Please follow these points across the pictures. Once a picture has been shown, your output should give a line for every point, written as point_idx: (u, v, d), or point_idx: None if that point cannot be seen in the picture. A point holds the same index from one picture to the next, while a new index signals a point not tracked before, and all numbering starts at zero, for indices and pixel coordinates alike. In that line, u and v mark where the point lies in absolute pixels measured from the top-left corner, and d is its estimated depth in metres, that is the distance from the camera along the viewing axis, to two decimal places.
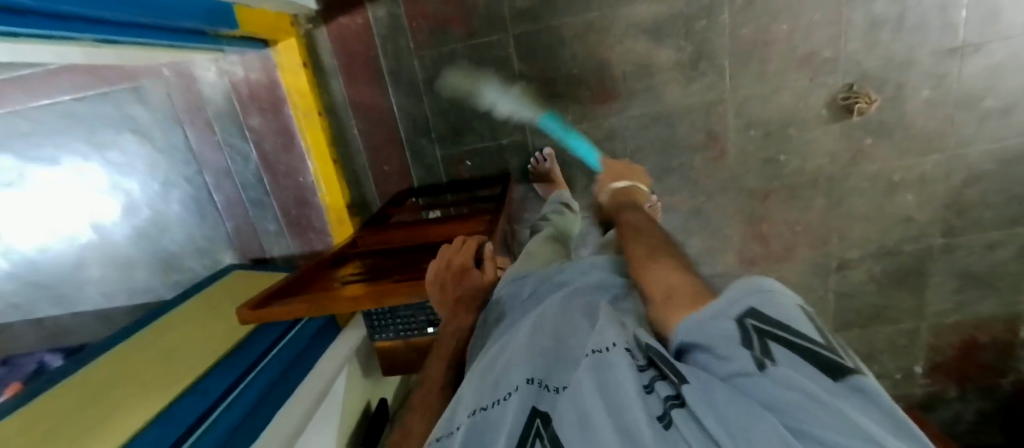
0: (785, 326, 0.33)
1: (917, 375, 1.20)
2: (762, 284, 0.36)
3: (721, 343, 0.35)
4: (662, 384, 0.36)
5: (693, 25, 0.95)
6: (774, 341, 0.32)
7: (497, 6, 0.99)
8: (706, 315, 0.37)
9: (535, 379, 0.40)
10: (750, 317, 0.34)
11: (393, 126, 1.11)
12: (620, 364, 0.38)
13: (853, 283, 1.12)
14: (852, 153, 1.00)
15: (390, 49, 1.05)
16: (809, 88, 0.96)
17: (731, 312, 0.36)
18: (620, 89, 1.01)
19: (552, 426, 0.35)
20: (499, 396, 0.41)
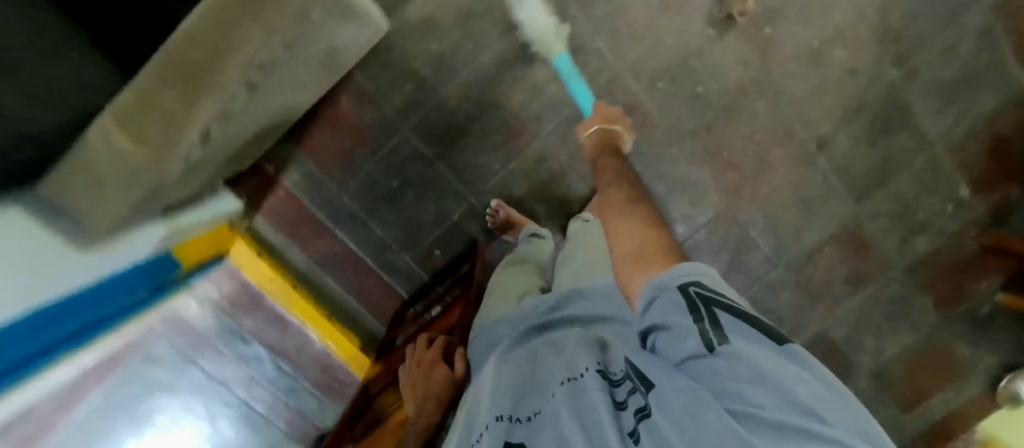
0: (733, 303, 0.34)
1: (969, 200, 1.10)
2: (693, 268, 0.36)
3: (676, 323, 0.34)
4: (635, 396, 0.39)
5: (551, 31, 0.97)
6: (716, 309, 0.33)
7: (384, 113, 1.02)
8: (655, 291, 0.37)
9: (506, 415, 0.45)
10: (693, 286, 0.34)
11: (360, 258, 1.17)
12: (592, 386, 0.41)
13: (844, 153, 1.06)
14: (760, 48, 0.98)
15: (322, 202, 1.11)
16: (684, 20, 0.96)
17: (676, 281, 0.35)
18: (525, 117, 1.03)
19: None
20: (473, 437, 0.46)
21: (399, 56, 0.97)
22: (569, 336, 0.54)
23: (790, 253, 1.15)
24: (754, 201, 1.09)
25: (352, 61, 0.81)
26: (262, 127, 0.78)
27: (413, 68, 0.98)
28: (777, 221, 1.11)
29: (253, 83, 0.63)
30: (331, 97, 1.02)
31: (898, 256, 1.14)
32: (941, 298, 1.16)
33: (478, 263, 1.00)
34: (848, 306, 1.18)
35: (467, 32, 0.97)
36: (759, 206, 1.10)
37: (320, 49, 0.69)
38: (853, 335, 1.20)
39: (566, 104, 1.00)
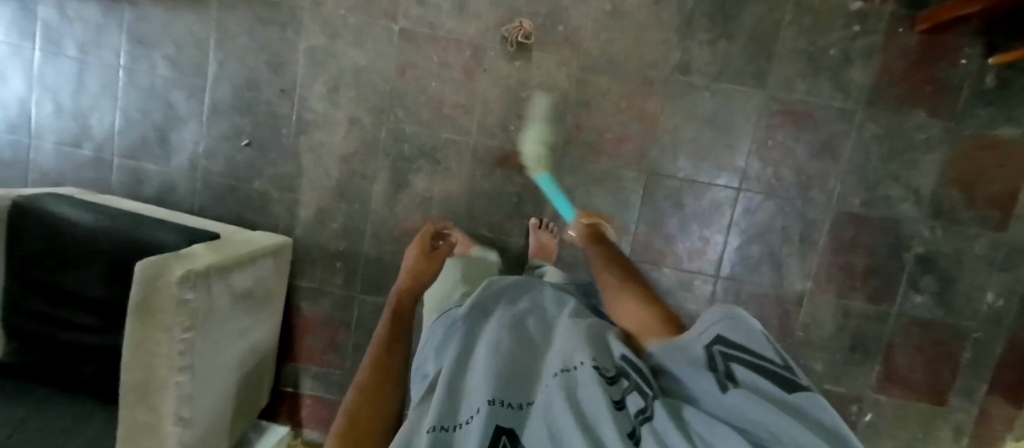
0: (754, 356, 0.37)
1: (870, 6, 0.99)
2: (734, 312, 0.40)
3: (696, 370, 0.40)
4: (632, 396, 0.39)
5: (404, 152, 1.08)
6: (735, 359, 0.38)
7: (334, 293, 1.13)
8: (679, 346, 0.45)
9: (498, 401, 0.42)
10: (718, 344, 0.40)
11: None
12: (587, 381, 0.40)
13: (711, 58, 1.03)
14: (566, 44, 1.04)
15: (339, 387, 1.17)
16: (492, 71, 1.05)
17: (702, 336, 0.42)
18: (432, 223, 1.10)
19: (519, 443, 0.38)
20: (461, 419, 0.42)
21: (317, 249, 1.12)
22: (555, 331, 0.55)
23: (745, 168, 1.05)
24: (668, 150, 1.06)
25: (269, 282, 0.97)
26: (239, 373, 0.93)
27: (333, 249, 1.12)
28: (704, 153, 1.06)
29: (193, 363, 0.76)
30: (293, 310, 1.15)
31: (848, 99, 1.02)
32: (931, 104, 1.01)
33: None
34: (845, 175, 1.04)
35: (346, 196, 1.09)
36: (675, 151, 1.06)
37: (229, 301, 0.84)
38: (876, 196, 1.04)
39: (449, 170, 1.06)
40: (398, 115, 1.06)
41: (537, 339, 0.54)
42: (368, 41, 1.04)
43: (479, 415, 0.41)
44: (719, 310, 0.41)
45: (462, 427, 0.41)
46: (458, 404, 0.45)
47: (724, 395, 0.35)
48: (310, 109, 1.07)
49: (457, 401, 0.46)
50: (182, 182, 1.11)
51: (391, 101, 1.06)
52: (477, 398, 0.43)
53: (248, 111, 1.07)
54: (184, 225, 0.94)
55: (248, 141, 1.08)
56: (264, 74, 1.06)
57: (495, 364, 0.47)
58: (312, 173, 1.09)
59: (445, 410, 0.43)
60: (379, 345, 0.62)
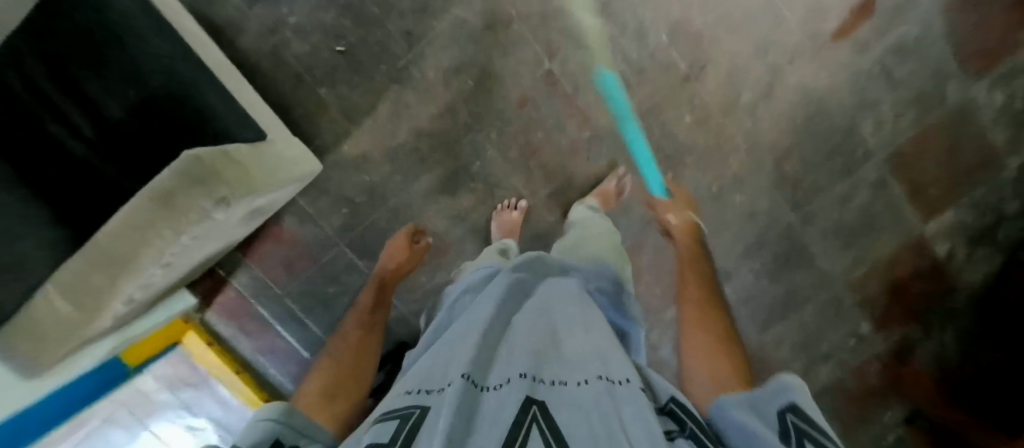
0: (825, 438, 0.34)
1: (871, 334, 1.13)
2: (788, 383, 0.39)
3: (760, 430, 0.36)
4: (685, 443, 0.35)
5: (471, 169, 1.05)
6: (806, 438, 0.34)
7: (322, 229, 1.08)
8: (734, 399, 0.42)
9: (532, 375, 0.39)
10: (790, 415, 0.36)
11: (303, 359, 1.16)
12: (631, 400, 0.36)
13: (749, 286, 1.10)
14: (662, 191, 1.07)
15: (270, 302, 1.12)
16: (590, 164, 1.05)
17: (775, 403, 0.38)
18: (448, 239, 1.08)
19: (549, 417, 0.34)
20: (492, 383, 0.39)
21: (334, 186, 1.05)
22: (594, 321, 0.50)
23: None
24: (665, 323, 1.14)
25: (280, 203, 0.91)
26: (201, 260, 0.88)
27: (347, 195, 1.06)
28: None
29: (173, 261, 0.73)
30: (274, 219, 1.07)
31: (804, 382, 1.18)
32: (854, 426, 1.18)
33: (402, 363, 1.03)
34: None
35: (396, 165, 1.04)
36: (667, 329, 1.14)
37: (246, 214, 0.80)
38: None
39: (501, 202, 1.07)
40: (489, 137, 1.03)
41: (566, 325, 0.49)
42: (515, 56, 0.99)
43: (515, 387, 0.37)
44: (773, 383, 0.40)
45: (490, 389, 0.38)
46: (487, 368, 0.42)
47: None
48: (420, 68, 1.00)
49: (488, 366, 0.42)
50: (252, 31, 0.97)
51: (493, 119, 1.02)
52: (512, 370, 0.40)
53: (362, 23, 0.97)
54: (242, 105, 0.85)
55: (343, 48, 0.98)
56: (405, 8, 0.97)
57: (539, 347, 0.44)
58: (381, 122, 1.02)
59: (478, 368, 0.40)
60: (366, 305, 0.78)
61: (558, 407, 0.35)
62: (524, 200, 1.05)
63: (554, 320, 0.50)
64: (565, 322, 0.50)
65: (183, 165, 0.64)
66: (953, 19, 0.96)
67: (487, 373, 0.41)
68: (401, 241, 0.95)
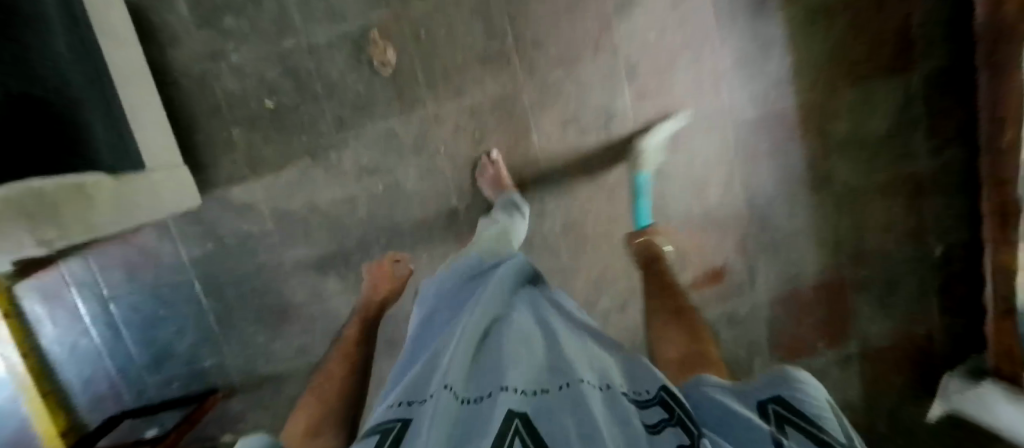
0: (805, 419, 0.34)
1: None
2: (796, 378, 0.38)
3: (740, 412, 0.37)
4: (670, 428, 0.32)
5: (350, 258, 1.08)
6: (792, 426, 0.34)
7: (178, 252, 1.05)
8: (731, 390, 0.42)
9: (514, 384, 0.35)
10: (774, 404, 0.37)
11: (102, 363, 1.09)
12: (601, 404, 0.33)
13: None
14: None
15: (93, 297, 1.06)
16: None
17: (757, 396, 0.39)
18: (301, 311, 1.10)
19: (533, 431, 0.29)
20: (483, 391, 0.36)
21: (209, 220, 1.04)
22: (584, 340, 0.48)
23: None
24: None
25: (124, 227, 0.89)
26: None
27: (218, 233, 1.05)
28: None
29: None
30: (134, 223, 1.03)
31: None
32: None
33: (191, 416, 1.01)
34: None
35: (279, 226, 1.06)
36: None
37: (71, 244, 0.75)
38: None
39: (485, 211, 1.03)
40: (378, 239, 1.08)
41: (576, 346, 0.45)
42: (429, 183, 1.06)
43: (498, 396, 0.33)
44: (771, 374, 0.40)
45: (476, 401, 0.34)
46: (469, 377, 0.39)
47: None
48: (340, 154, 1.04)
49: (474, 375, 0.39)
50: (190, 51, 0.97)
51: (387, 225, 1.08)
52: (495, 382, 0.36)
53: (302, 92, 1.00)
54: (122, 124, 0.81)
55: (273, 105, 1.00)
56: (346, 99, 1.01)
57: (524, 356, 0.40)
58: (281, 183, 1.04)
59: (462, 380, 0.37)
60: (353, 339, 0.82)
61: (544, 415, 0.31)
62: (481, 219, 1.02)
63: (545, 330, 0.47)
64: (547, 335, 0.46)
65: (15, 192, 0.59)
66: (777, 311, 1.16)
67: (481, 386, 0.37)
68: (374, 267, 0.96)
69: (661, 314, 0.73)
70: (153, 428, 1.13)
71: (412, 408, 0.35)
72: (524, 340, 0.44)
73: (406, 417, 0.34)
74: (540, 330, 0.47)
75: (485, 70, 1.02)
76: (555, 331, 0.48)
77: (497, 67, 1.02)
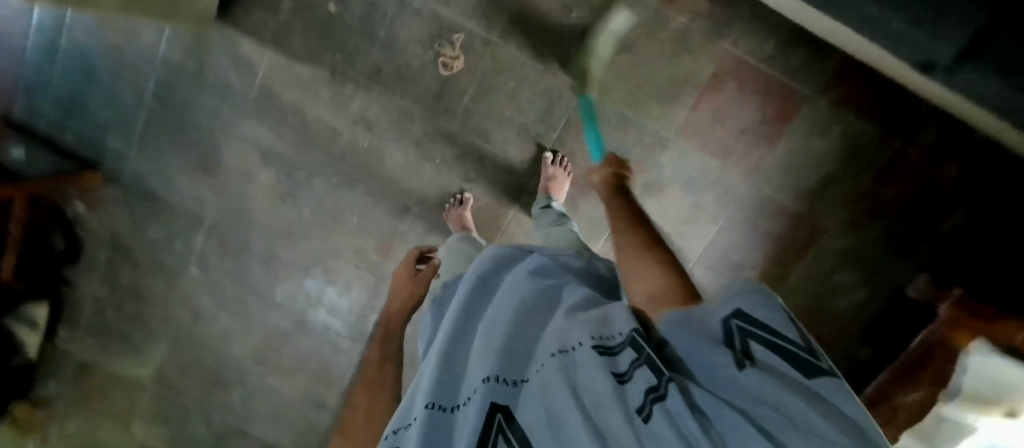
0: (769, 332, 0.28)
1: None
2: (743, 285, 0.32)
3: (701, 344, 0.29)
4: (642, 370, 0.28)
5: (296, 171, 1.12)
6: (758, 341, 0.28)
7: (159, 47, 1.03)
8: (679, 314, 0.34)
9: (493, 374, 0.32)
10: (737, 319, 0.30)
11: (11, 66, 1.03)
12: (586, 364, 0.30)
13: (320, 425, 1.33)
14: (359, 330, 1.26)
15: (51, 13, 1.01)
16: (349, 267, 1.20)
17: (715, 312, 0.32)
18: (223, 173, 1.13)
19: (518, 429, 0.28)
20: (459, 399, 0.33)
21: (206, 47, 1.03)
22: (567, 289, 0.45)
23: (229, 424, 1.31)
24: (257, 380, 1.29)
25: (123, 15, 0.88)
26: None
27: (204, 63, 1.04)
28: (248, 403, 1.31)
29: None
30: None
31: None
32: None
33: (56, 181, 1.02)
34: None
35: (261, 101, 1.07)
36: (255, 382, 1.29)
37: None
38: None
39: (450, 198, 1.10)
40: (330, 177, 1.12)
41: (555, 303, 0.42)
42: (403, 173, 1.11)
43: (472, 396, 0.31)
44: (729, 285, 0.33)
45: (461, 408, 0.32)
46: (454, 383, 0.35)
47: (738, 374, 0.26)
48: (355, 91, 1.05)
49: (452, 377, 0.36)
50: None
51: (345, 174, 1.12)
52: (474, 376, 0.34)
53: (366, 22, 1.00)
54: None
55: (333, 10, 1.00)
56: (396, 59, 1.03)
57: (499, 334, 0.37)
58: (289, 72, 1.04)
59: (441, 389, 0.34)
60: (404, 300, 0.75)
61: (524, 403, 0.30)
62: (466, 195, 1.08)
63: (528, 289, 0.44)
64: (531, 294, 0.43)
65: None
66: None
67: (456, 391, 0.34)
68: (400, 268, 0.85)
69: (634, 259, 0.49)
70: (19, 152, 1.08)
71: (391, 436, 0.31)
72: (501, 314, 0.40)
73: None
74: (504, 297, 0.43)
75: (518, 139, 1.06)
76: (518, 290, 0.43)
77: (527, 142, 1.07)
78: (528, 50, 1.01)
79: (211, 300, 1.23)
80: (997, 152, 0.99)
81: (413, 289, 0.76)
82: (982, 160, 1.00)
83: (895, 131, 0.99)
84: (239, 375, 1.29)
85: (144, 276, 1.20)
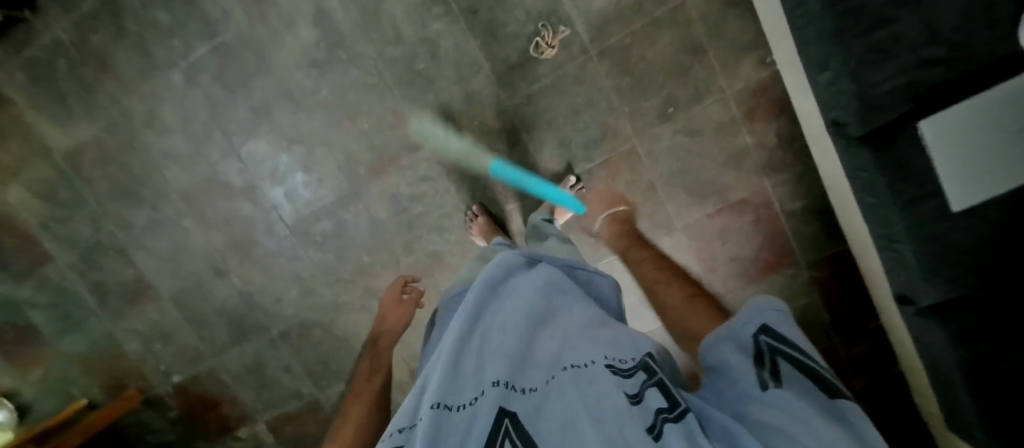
0: (795, 355, 0.44)
1: (169, 381, 1.35)
2: (764, 314, 0.48)
3: (737, 361, 0.44)
4: (654, 392, 0.38)
5: (338, 49, 1.06)
6: (783, 360, 0.43)
7: None
8: (722, 337, 0.49)
9: (503, 381, 0.39)
10: (766, 339, 0.46)
11: None
12: (596, 381, 0.38)
13: (213, 289, 1.25)
14: (304, 227, 1.19)
15: None
16: (332, 166, 1.14)
17: (747, 334, 0.47)
18: (266, 6, 1.05)
19: (521, 430, 0.35)
20: (463, 400, 0.38)
21: None
22: (567, 312, 0.51)
23: (112, 241, 1.23)
24: (175, 214, 1.20)
25: None
26: None
27: None
28: (154, 228, 1.22)
29: None
30: None
31: (111, 324, 1.30)
32: (74, 363, 1.33)
33: None
34: (26, 289, 1.29)
35: None
36: (171, 214, 1.20)
37: None
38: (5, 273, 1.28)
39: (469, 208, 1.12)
40: (366, 75, 1.07)
41: (555, 322, 0.49)
42: (436, 114, 1.09)
43: (485, 397, 0.37)
44: (746, 308, 0.50)
45: (466, 408, 0.37)
46: (458, 384, 0.40)
47: (762, 392, 0.40)
48: (440, 16, 1.03)
49: (456, 378, 0.41)
50: None
51: (382, 81, 1.08)
52: (481, 380, 0.40)
53: None
54: None
55: None
56: (494, 12, 1.02)
57: (507, 346, 0.43)
58: None
59: (447, 389, 0.39)
60: (386, 329, 0.90)
61: (529, 412, 0.36)
62: (477, 205, 1.12)
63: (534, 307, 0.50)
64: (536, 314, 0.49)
65: None
66: None
67: (459, 391, 0.40)
68: (390, 293, 0.96)
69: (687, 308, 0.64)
70: None
71: (398, 435, 0.36)
72: (507, 328, 0.46)
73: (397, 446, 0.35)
74: (510, 308, 0.50)
75: (556, 149, 1.07)
76: (525, 304, 0.50)
77: (560, 157, 1.08)
78: (613, 80, 1.02)
79: (177, 114, 1.14)
80: (906, 393, 1.06)
81: (399, 318, 0.92)
82: (890, 393, 1.08)
83: (842, 329, 1.09)
84: (160, 198, 1.19)
85: (120, 48, 1.11)
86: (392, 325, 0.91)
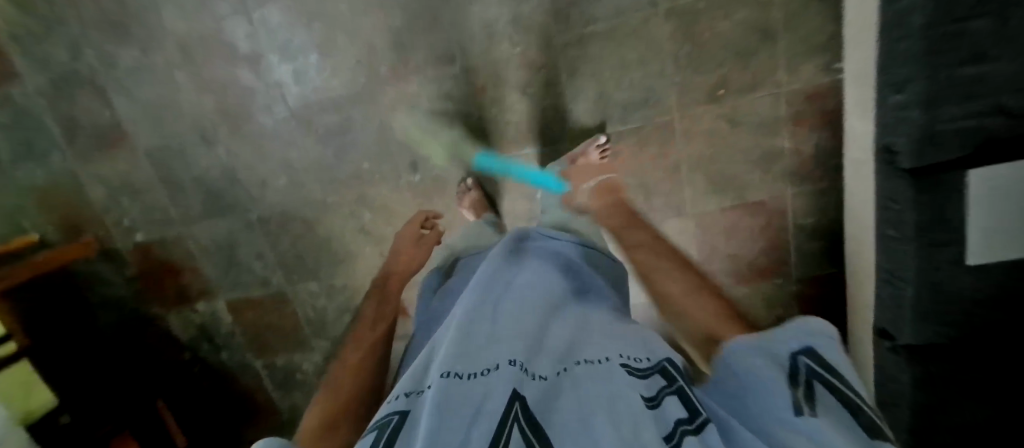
0: (837, 380, 0.36)
1: (130, 237, 1.28)
2: (813, 328, 0.40)
3: (770, 374, 0.36)
4: (673, 400, 0.33)
5: None
6: (822, 382, 0.36)
7: None
8: (757, 345, 0.41)
9: (519, 361, 0.36)
10: (807, 358, 0.38)
11: None
12: (614, 379, 0.34)
13: (194, 155, 1.17)
14: (307, 116, 1.11)
15: None
16: (352, 58, 1.05)
17: (784, 349, 0.40)
18: None
19: (529, 414, 0.31)
20: (477, 368, 0.36)
21: None
22: (585, 313, 0.49)
23: (90, 74, 1.11)
24: (166, 63, 1.09)
25: None
26: None
27: None
28: (140, 73, 1.10)
29: None
30: None
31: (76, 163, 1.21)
32: (29, 193, 1.24)
33: None
34: None
35: None
36: (162, 63, 1.09)
37: None
38: None
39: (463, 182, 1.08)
40: None
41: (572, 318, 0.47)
42: (476, 30, 1.00)
43: (499, 373, 0.34)
44: (792, 322, 0.42)
45: (479, 376, 0.34)
46: (472, 354, 0.37)
47: (796, 416, 0.32)
48: None
49: (468, 349, 0.38)
50: None
51: None
52: (494, 357, 0.37)
53: None
54: None
55: None
56: None
57: (523, 331, 0.41)
58: None
59: (460, 358, 0.36)
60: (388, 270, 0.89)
61: (540, 400, 0.32)
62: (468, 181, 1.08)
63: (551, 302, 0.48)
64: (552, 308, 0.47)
65: None
66: None
67: (475, 360, 0.37)
68: (406, 230, 0.96)
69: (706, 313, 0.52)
70: None
71: (404, 399, 0.34)
72: (527, 315, 0.44)
73: (404, 410, 0.33)
74: (528, 295, 0.48)
75: (590, 103, 1.02)
76: (543, 296, 0.48)
77: (594, 112, 1.02)
78: (672, 45, 0.95)
79: None
80: None
81: (413, 255, 0.91)
82: None
83: None
84: (152, 41, 1.08)
85: None
86: (406, 264, 0.90)
